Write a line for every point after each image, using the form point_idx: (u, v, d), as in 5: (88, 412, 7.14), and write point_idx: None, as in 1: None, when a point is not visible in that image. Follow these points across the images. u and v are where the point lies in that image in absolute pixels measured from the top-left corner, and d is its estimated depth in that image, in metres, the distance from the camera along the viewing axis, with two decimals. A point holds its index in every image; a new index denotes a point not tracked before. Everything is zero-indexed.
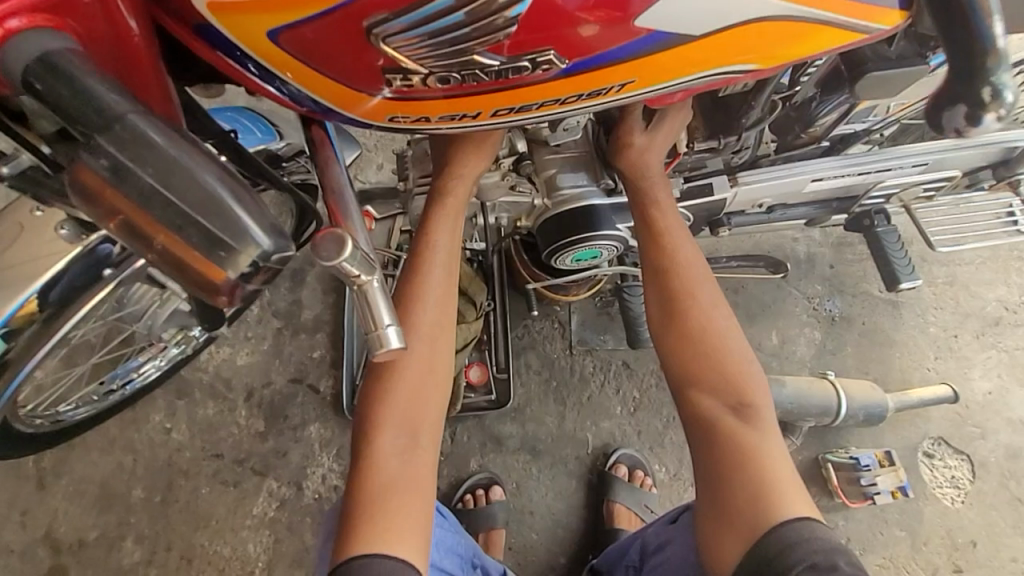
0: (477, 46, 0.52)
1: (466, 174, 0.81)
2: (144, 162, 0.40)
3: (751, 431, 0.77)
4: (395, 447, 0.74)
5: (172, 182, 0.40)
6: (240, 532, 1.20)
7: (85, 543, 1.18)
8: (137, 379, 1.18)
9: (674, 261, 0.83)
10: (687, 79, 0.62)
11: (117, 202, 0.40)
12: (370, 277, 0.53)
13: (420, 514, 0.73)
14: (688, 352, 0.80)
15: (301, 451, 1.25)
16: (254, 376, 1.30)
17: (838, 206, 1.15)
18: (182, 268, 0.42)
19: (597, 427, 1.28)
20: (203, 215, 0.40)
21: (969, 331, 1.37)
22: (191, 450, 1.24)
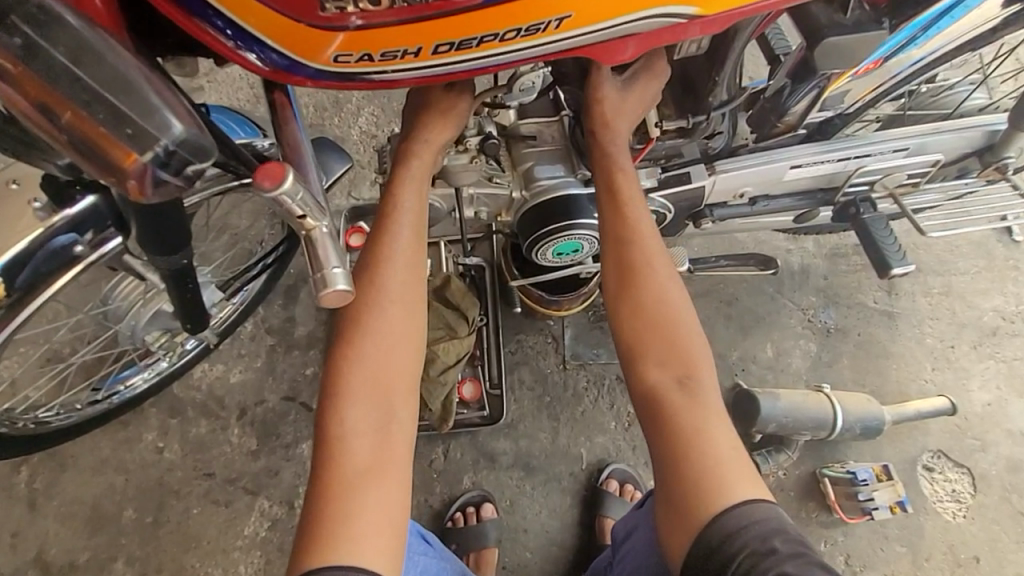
0: None
1: (431, 140, 0.82)
2: (57, 43, 0.47)
3: (698, 403, 0.76)
4: (354, 422, 0.73)
5: (87, 66, 0.47)
6: (231, 553, 1.19)
7: (76, 566, 1.17)
8: (125, 390, 1.22)
9: (633, 234, 0.82)
10: (625, 21, 0.63)
11: (26, 78, 0.46)
12: (318, 223, 0.66)
13: (387, 488, 0.73)
14: (643, 325, 0.80)
15: (293, 470, 1.24)
16: (247, 394, 1.30)
17: (822, 197, 1.16)
18: (90, 145, 0.47)
19: (592, 442, 1.27)
20: (114, 93, 0.48)
21: (966, 341, 1.36)
22: (183, 469, 1.24)
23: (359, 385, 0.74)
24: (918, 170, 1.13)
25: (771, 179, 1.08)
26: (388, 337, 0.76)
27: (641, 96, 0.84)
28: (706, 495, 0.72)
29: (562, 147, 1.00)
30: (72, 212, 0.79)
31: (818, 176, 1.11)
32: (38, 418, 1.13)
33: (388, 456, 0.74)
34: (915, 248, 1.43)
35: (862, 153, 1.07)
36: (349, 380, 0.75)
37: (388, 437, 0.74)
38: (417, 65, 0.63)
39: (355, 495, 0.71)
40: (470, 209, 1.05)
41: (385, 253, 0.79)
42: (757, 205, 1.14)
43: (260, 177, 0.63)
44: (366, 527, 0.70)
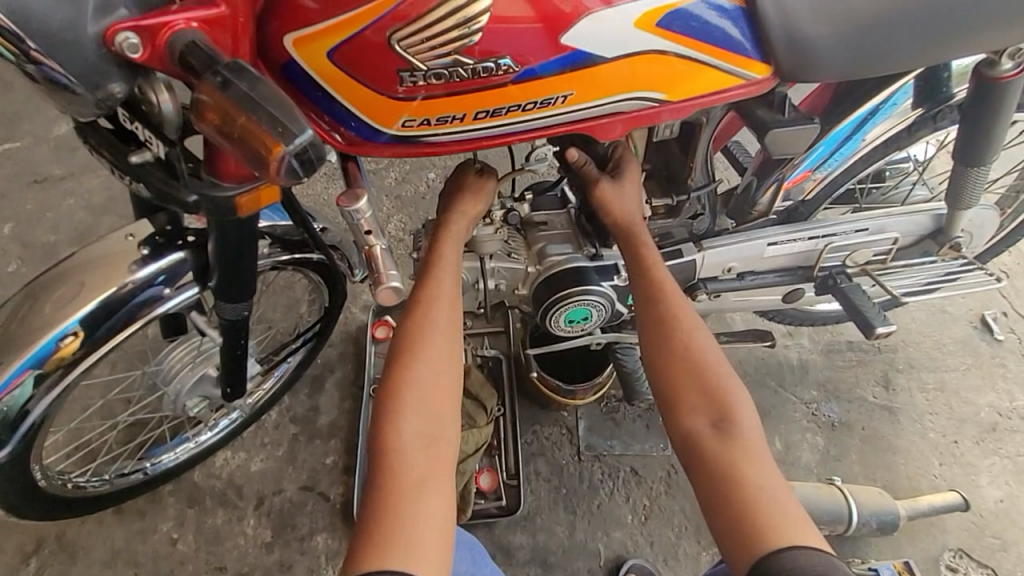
0: (455, 49, 0.72)
1: (466, 212, 0.98)
2: (242, 77, 0.59)
3: (732, 442, 0.81)
4: (412, 449, 0.78)
5: (258, 88, 0.59)
6: None
7: None
8: (154, 464, 1.24)
9: (661, 289, 0.94)
10: (613, 100, 0.80)
11: (210, 97, 0.59)
12: (376, 241, 0.83)
13: (439, 517, 0.74)
14: (674, 366, 0.88)
15: (306, 564, 1.22)
16: (266, 483, 1.31)
17: (804, 274, 1.27)
18: (249, 141, 0.58)
19: (609, 537, 1.26)
20: (273, 104, 0.58)
21: (968, 437, 1.40)
22: (194, 563, 1.22)
23: (416, 423, 0.80)
24: (881, 248, 1.26)
25: (753, 255, 1.21)
26: (444, 376, 0.85)
27: (631, 185, 1.01)
28: (755, 526, 0.73)
29: (570, 231, 1.15)
30: (161, 264, 0.92)
31: (794, 254, 1.23)
32: (75, 481, 1.16)
33: (439, 490, 0.76)
34: (904, 346, 1.53)
35: (830, 231, 1.21)
36: (406, 414, 0.80)
37: (440, 465, 0.78)
38: (457, 129, 0.79)
39: (409, 527, 0.72)
40: (491, 282, 1.14)
41: (434, 295, 0.90)
42: (746, 280, 1.24)
43: (342, 198, 0.81)
44: (419, 555, 0.70)
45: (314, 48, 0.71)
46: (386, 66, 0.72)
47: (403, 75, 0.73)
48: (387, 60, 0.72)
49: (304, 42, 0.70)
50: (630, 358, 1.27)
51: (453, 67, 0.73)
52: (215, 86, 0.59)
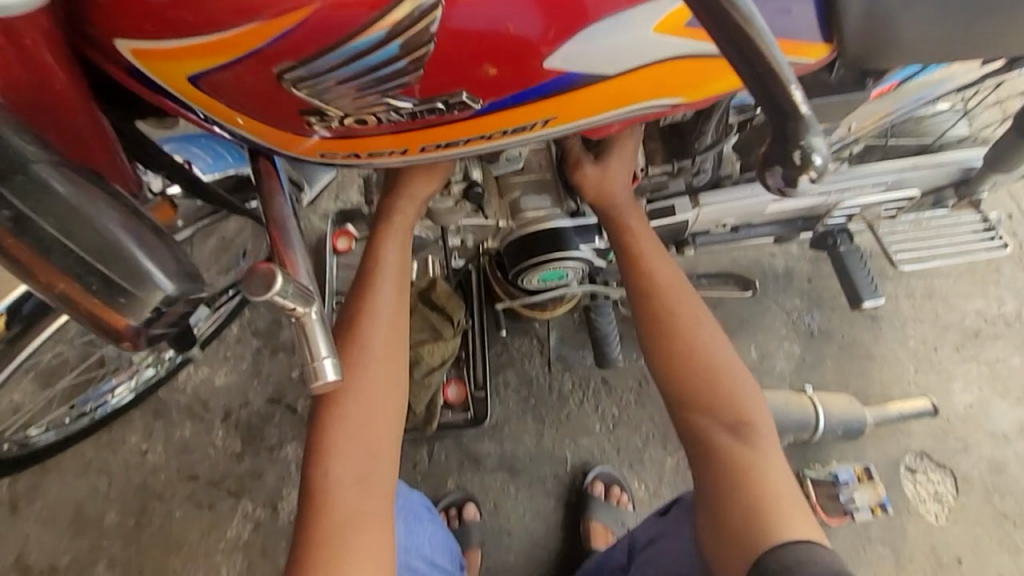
0: (390, 90, 0.54)
1: (415, 196, 0.81)
2: (47, 214, 0.45)
3: (745, 445, 0.76)
4: (347, 480, 0.72)
5: (74, 233, 0.46)
6: (214, 556, 1.16)
7: (57, 570, 1.15)
8: (109, 402, 1.21)
9: (652, 282, 0.84)
10: (601, 118, 0.64)
11: (16, 249, 0.45)
12: (308, 309, 0.59)
13: (377, 551, 0.71)
14: (682, 369, 0.80)
15: (277, 472, 1.23)
16: (232, 396, 1.29)
17: (803, 225, 1.13)
18: (79, 311, 0.47)
19: (576, 444, 1.27)
20: (104, 262, 0.47)
21: (948, 343, 1.37)
22: (166, 473, 1.22)
23: (355, 455, 0.73)
24: (896, 203, 1.10)
25: (753, 211, 1.04)
26: (386, 394, 0.76)
27: (619, 164, 0.83)
28: (764, 519, 0.71)
29: (548, 178, 0.96)
30: None
31: (800, 207, 1.07)
32: (26, 436, 1.16)
33: (373, 528, 0.71)
34: None
35: (849, 185, 1.02)
36: (342, 444, 0.73)
37: (375, 495, 0.73)
38: (398, 159, 0.65)
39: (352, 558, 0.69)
40: (457, 237, 1.04)
41: (375, 296, 0.79)
42: (739, 232, 1.12)
43: (249, 279, 0.54)
44: None
45: (169, 67, 0.51)
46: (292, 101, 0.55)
47: (309, 117, 0.57)
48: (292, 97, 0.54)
49: (150, 59, 0.51)
50: (603, 319, 1.23)
51: (388, 106, 0.56)
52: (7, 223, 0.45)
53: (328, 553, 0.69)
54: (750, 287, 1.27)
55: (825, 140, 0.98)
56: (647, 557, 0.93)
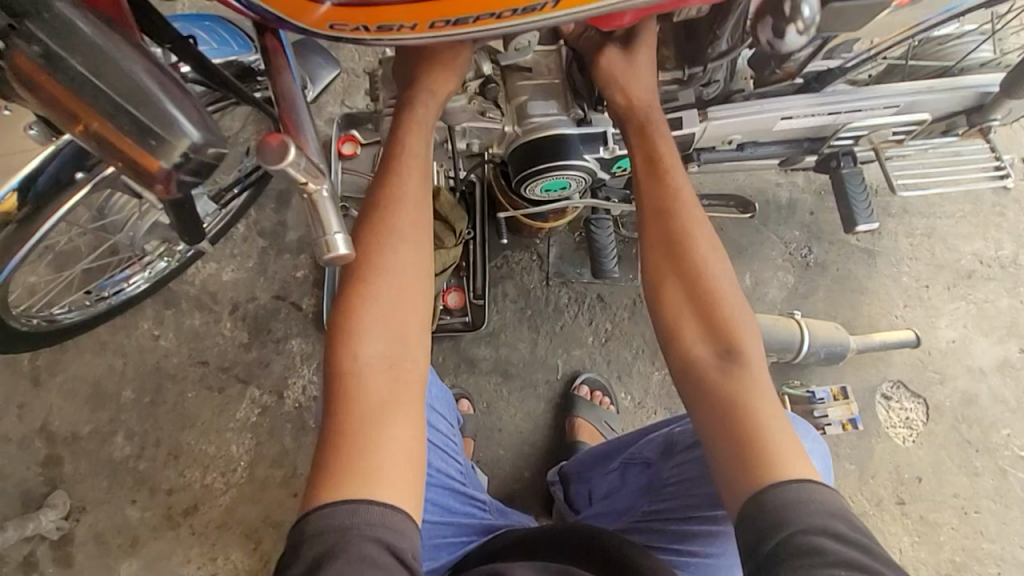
0: None
1: (437, 90, 0.81)
2: (75, 52, 0.51)
3: (740, 378, 0.67)
4: (376, 363, 0.71)
5: (102, 72, 0.51)
6: (224, 434, 1.24)
7: (80, 437, 1.23)
8: (126, 289, 1.24)
9: (670, 201, 0.75)
10: (617, 3, 0.60)
11: (51, 86, 0.51)
12: (319, 186, 0.63)
13: (405, 444, 0.69)
14: (681, 294, 0.72)
15: (283, 362, 1.29)
16: (240, 291, 1.34)
17: (809, 146, 1.12)
18: (114, 151, 0.53)
19: (568, 354, 1.32)
20: (133, 103, 0.51)
21: (941, 282, 1.39)
22: (178, 357, 1.29)
23: (378, 340, 0.72)
24: (905, 127, 1.08)
25: (761, 128, 1.02)
26: (411, 289, 0.75)
27: (644, 59, 0.81)
28: (760, 454, 0.64)
29: (559, 84, 0.97)
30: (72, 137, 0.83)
31: (809, 127, 1.05)
32: (49, 316, 1.17)
33: (398, 420, 0.69)
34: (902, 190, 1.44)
35: (858, 106, 1.00)
36: (368, 340, 0.71)
37: (407, 384, 0.72)
38: (407, 37, 0.63)
39: (369, 450, 0.67)
40: (462, 142, 1.03)
41: (399, 187, 0.77)
42: (745, 150, 1.10)
43: (263, 150, 0.56)
44: (385, 484, 0.66)
45: None
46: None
47: None
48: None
49: None
50: (601, 232, 1.29)
51: None
52: (36, 58, 0.51)
53: (348, 445, 0.68)
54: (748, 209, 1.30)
55: (841, 54, 0.95)
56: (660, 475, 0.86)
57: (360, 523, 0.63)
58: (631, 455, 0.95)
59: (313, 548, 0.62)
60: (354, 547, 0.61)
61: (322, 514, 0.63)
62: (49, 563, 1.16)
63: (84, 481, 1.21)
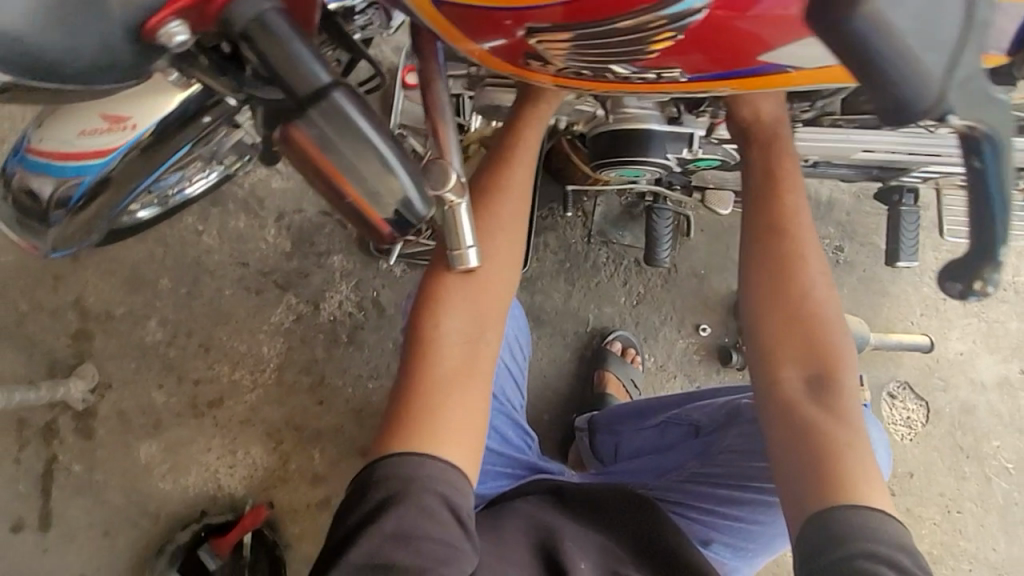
0: (615, 58, 0.54)
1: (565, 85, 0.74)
2: (345, 137, 0.42)
3: (826, 402, 0.71)
4: (455, 335, 0.67)
5: (363, 161, 0.43)
6: (257, 335, 1.26)
7: (113, 316, 1.24)
8: (188, 187, 1.07)
9: (787, 221, 0.76)
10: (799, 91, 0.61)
11: (314, 162, 0.43)
12: (460, 200, 0.58)
13: (471, 417, 0.66)
14: (783, 311, 0.74)
15: (322, 276, 1.30)
16: (287, 200, 1.32)
17: (877, 174, 1.06)
18: (357, 225, 0.46)
19: (599, 311, 1.36)
20: (381, 187, 0.44)
21: (957, 297, 1.45)
22: (219, 254, 1.28)
23: (462, 312, 0.68)
24: None
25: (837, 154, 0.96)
26: (502, 272, 0.70)
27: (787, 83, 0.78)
28: (836, 472, 0.68)
29: None
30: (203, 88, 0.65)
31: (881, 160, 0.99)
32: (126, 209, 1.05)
33: (472, 394, 0.66)
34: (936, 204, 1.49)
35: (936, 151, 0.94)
36: (449, 312, 0.67)
37: (480, 358, 0.68)
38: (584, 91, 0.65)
39: (436, 415, 0.65)
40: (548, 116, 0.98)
41: (504, 170, 0.72)
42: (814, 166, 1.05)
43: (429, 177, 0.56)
44: (448, 446, 0.64)
45: None
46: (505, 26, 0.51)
47: (524, 57, 0.57)
48: (508, 24, 0.51)
49: None
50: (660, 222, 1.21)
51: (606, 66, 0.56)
52: (309, 134, 0.42)
53: (421, 401, 0.65)
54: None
55: None
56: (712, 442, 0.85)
57: (423, 476, 0.61)
58: (677, 413, 0.93)
59: (378, 488, 0.61)
60: (416, 496, 0.60)
61: (384, 465, 0.62)
62: (71, 432, 1.18)
63: (113, 359, 1.22)
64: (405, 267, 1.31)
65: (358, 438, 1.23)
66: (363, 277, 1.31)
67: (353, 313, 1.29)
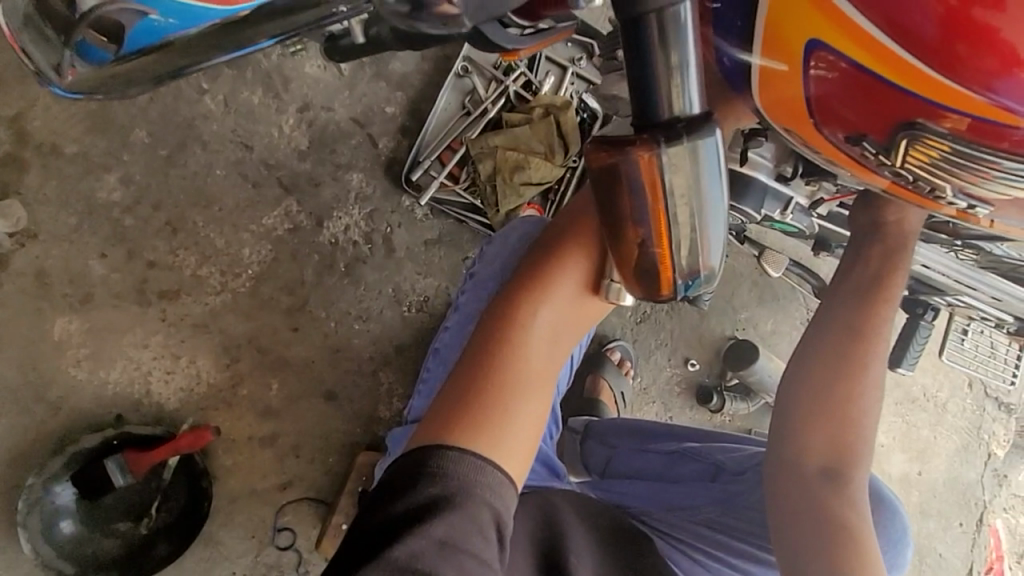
0: (954, 181, 0.36)
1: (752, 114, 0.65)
2: (688, 172, 0.33)
3: (842, 491, 0.67)
4: (542, 330, 0.61)
5: (689, 201, 0.34)
6: (240, 233, 1.06)
7: (61, 153, 0.99)
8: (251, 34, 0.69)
9: (867, 335, 0.68)
10: None
11: (639, 190, 0.34)
12: None
13: (535, 421, 0.59)
14: (830, 407, 0.69)
15: (334, 191, 1.12)
16: (317, 92, 1.11)
17: (910, 284, 1.09)
18: (637, 265, 0.37)
19: (605, 317, 1.33)
20: (691, 239, 0.35)
21: (892, 397, 1.62)
22: (219, 125, 1.06)
23: (554, 309, 0.62)
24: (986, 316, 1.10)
25: None
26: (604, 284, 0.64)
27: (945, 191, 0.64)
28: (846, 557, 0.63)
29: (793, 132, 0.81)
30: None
31: (924, 275, 1.03)
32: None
33: (542, 396, 0.60)
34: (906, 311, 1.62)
35: (973, 285, 1.00)
36: (545, 304, 0.61)
37: (556, 360, 0.62)
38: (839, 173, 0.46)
39: (503, 411, 0.58)
40: None
41: None
42: None
43: None
44: (506, 444, 0.57)
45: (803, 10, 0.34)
46: (836, 69, 0.34)
47: (841, 131, 0.38)
48: (846, 67, 0.34)
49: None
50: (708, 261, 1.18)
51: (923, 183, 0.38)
52: (661, 173, 0.33)
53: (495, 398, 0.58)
54: (814, 300, 1.45)
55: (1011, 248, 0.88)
56: (733, 493, 0.87)
57: (484, 482, 0.54)
58: (694, 449, 0.94)
59: (433, 485, 0.52)
60: (474, 508, 0.52)
61: (442, 454, 0.54)
62: None
63: (49, 206, 0.98)
64: (428, 212, 1.17)
65: (326, 379, 1.09)
66: (380, 209, 1.14)
67: (356, 244, 1.13)
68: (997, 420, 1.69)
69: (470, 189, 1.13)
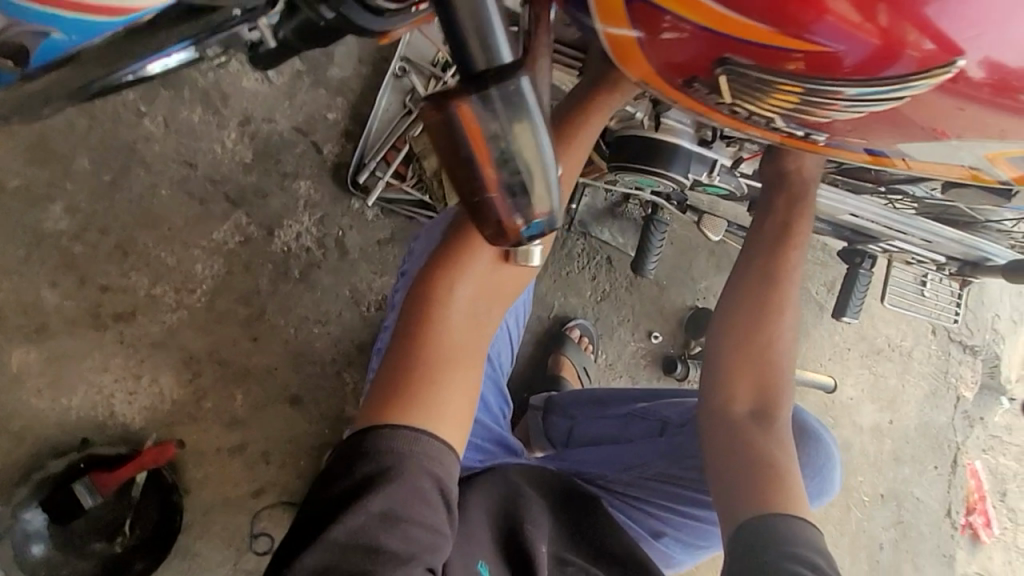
0: (796, 113, 0.44)
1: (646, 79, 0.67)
2: (515, 121, 0.34)
3: (772, 427, 0.70)
4: (462, 304, 0.63)
5: (520, 150, 0.35)
6: (192, 250, 1.08)
7: (3, 188, 1.00)
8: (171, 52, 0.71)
9: (783, 281, 0.72)
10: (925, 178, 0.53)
11: (466, 147, 0.35)
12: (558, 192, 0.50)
13: (465, 391, 0.61)
14: (754, 350, 0.72)
15: (282, 200, 1.14)
16: (256, 105, 1.13)
17: (848, 236, 1.14)
18: (482, 214, 0.38)
19: (565, 299, 1.36)
20: (528, 183, 0.37)
21: (857, 350, 1.66)
22: (161, 146, 1.08)
23: (469, 283, 0.63)
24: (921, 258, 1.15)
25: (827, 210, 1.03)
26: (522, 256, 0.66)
27: None
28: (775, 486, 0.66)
29: None
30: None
31: (857, 225, 1.07)
32: None
33: (468, 368, 0.62)
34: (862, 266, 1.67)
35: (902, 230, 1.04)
36: (461, 279, 0.62)
37: (479, 333, 0.64)
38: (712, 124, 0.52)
39: (431, 384, 0.60)
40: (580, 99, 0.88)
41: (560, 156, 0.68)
42: None
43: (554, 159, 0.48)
44: (434, 415, 0.58)
45: None
46: (681, 29, 0.39)
47: (695, 81, 0.44)
48: (688, 27, 0.39)
49: None
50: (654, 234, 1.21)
51: (770, 118, 0.46)
52: (483, 126, 0.34)
53: (421, 375, 0.60)
54: None
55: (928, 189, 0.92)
56: (676, 442, 0.88)
57: (418, 453, 0.56)
58: (643, 408, 0.97)
59: (369, 462, 0.55)
60: (412, 478, 0.55)
61: (376, 433, 0.56)
62: None
63: None
64: (379, 212, 1.19)
65: (291, 385, 1.10)
66: (330, 214, 1.16)
67: (309, 250, 1.14)
68: (963, 363, 1.74)
69: (417, 185, 1.15)
